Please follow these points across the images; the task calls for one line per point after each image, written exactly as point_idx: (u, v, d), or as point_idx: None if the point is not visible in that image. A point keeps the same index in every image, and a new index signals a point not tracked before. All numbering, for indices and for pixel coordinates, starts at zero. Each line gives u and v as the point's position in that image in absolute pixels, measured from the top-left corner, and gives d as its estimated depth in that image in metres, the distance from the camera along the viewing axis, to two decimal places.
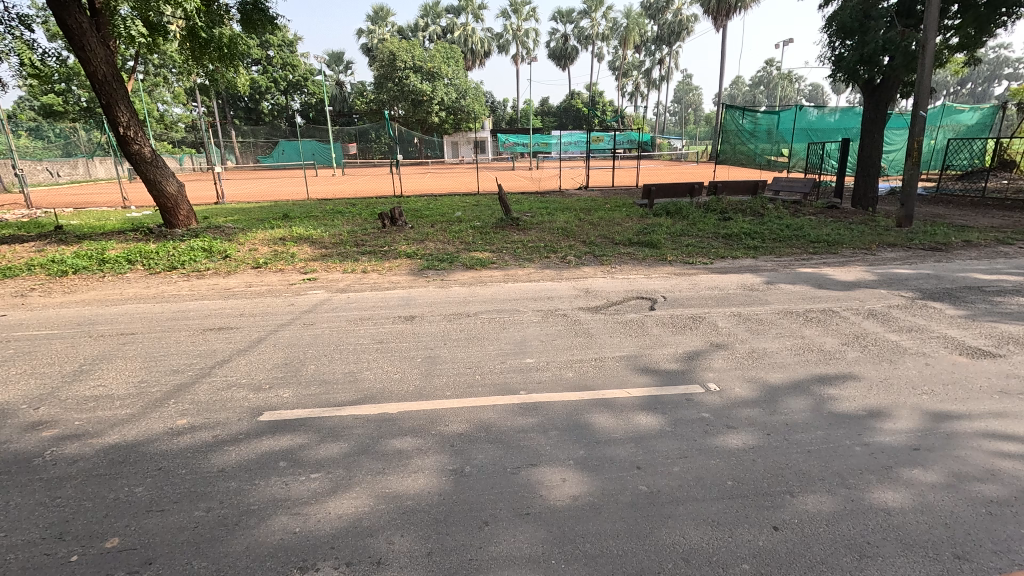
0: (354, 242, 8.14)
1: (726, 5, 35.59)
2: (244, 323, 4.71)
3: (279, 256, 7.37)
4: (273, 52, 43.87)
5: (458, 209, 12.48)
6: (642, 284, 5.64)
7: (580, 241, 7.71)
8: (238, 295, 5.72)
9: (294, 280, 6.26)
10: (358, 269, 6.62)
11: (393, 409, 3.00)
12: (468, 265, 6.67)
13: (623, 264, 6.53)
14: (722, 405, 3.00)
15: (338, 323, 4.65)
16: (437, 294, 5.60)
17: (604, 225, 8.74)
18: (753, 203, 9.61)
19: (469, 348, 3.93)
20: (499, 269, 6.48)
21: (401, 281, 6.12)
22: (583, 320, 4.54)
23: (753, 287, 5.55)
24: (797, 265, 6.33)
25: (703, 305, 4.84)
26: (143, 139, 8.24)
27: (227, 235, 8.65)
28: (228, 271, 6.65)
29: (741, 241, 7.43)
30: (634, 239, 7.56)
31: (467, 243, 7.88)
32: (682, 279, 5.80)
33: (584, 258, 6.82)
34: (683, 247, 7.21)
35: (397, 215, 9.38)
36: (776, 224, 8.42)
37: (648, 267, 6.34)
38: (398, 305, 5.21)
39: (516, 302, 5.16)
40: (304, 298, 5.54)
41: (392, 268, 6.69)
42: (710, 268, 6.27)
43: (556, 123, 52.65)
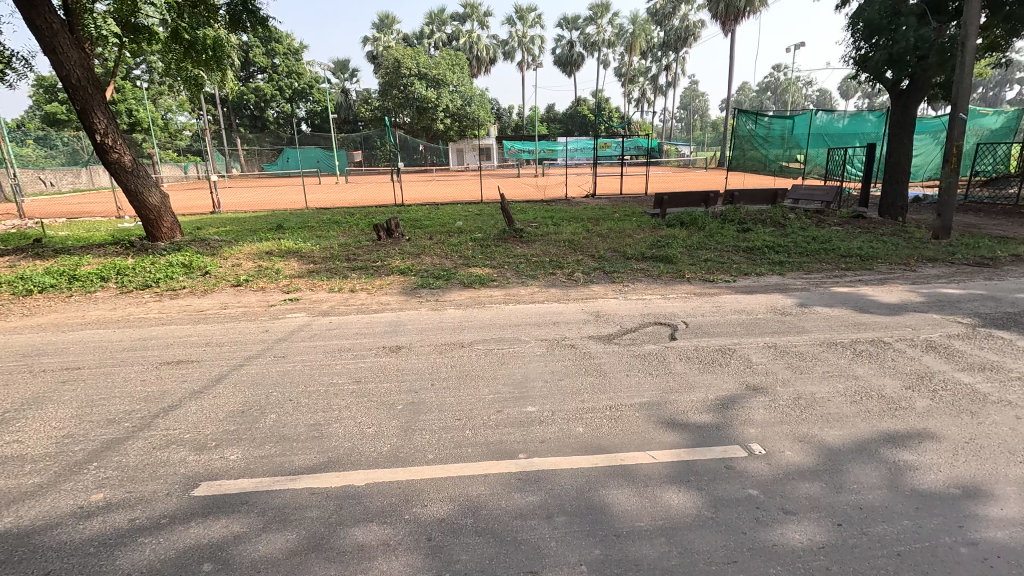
0: (344, 257, 7.59)
1: (735, 10, 35.07)
2: (208, 355, 4.15)
3: (263, 272, 6.84)
4: (278, 61, 45.25)
5: (460, 219, 11.97)
6: (660, 307, 5.04)
7: (588, 255, 7.13)
8: (209, 318, 5.18)
9: (273, 301, 5.69)
10: (345, 288, 6.07)
11: (360, 481, 2.41)
12: (466, 283, 6.10)
13: (636, 282, 5.94)
14: (772, 477, 2.38)
15: (313, 355, 4.07)
16: (429, 318, 5.03)
17: (614, 237, 8.15)
18: (773, 213, 8.99)
19: (460, 391, 3.33)
20: (500, 287, 5.92)
21: (392, 303, 5.55)
22: (595, 353, 3.94)
23: (784, 310, 4.93)
24: (830, 284, 5.72)
25: (732, 334, 4.22)
26: (123, 148, 7.78)
27: (212, 249, 8.14)
28: (205, 291, 6.12)
29: (765, 255, 6.81)
30: (648, 254, 6.96)
31: (466, 258, 7.31)
32: (703, 300, 5.20)
33: (593, 275, 6.24)
34: (701, 262, 6.60)
35: (393, 226, 8.83)
36: (800, 236, 7.80)
37: (663, 286, 5.74)
38: (385, 331, 4.64)
39: (517, 328, 4.57)
40: (281, 322, 4.99)
41: (383, 286, 6.12)
42: (732, 288, 5.68)
43: (561, 129, 52.45)
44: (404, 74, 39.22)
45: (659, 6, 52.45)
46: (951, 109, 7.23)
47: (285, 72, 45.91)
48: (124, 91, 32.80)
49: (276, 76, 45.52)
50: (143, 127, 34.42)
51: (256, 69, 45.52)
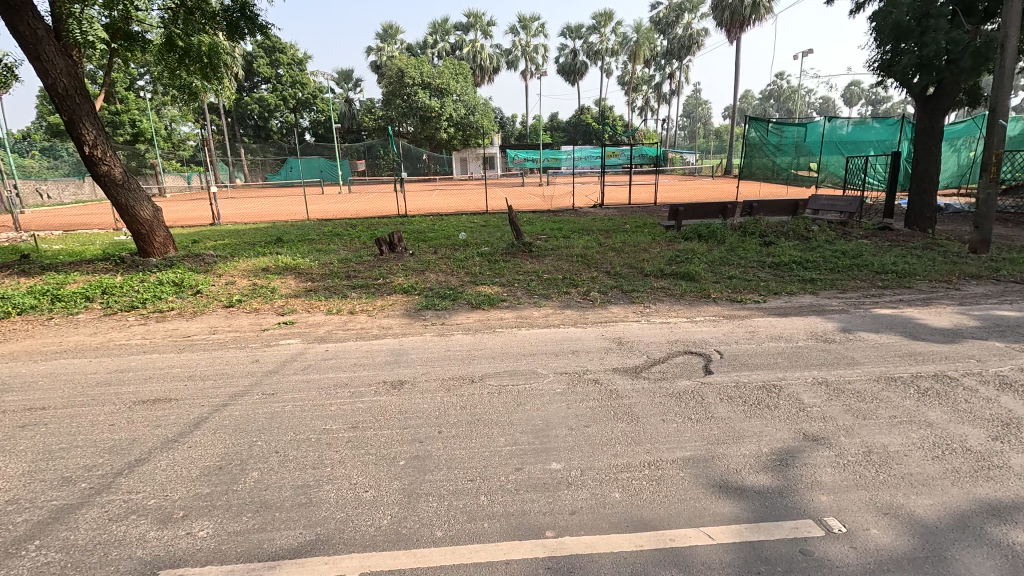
0: (345, 273, 7.20)
1: (740, 18, 34.76)
2: (189, 391, 3.71)
3: (257, 291, 6.44)
4: (282, 71, 45.49)
5: (464, 231, 11.58)
6: (688, 333, 4.60)
7: (603, 272, 6.69)
8: (196, 345, 4.76)
9: (266, 325, 5.28)
10: (345, 309, 5.66)
11: (352, 571, 1.96)
12: (473, 304, 5.67)
13: (658, 302, 5.51)
14: (863, 568, 1.92)
15: (306, 392, 3.64)
16: (435, 344, 4.59)
17: (629, 252, 7.73)
18: (795, 225, 8.55)
19: (471, 441, 2.89)
20: (511, 309, 5.50)
21: (395, 326, 5.12)
22: (622, 392, 3.49)
23: (826, 335, 4.49)
24: (870, 305, 5.27)
25: (773, 367, 3.78)
26: (113, 160, 7.44)
27: (206, 265, 7.77)
28: (194, 313, 5.71)
29: (793, 271, 6.38)
30: (667, 270, 6.54)
31: (473, 274, 6.90)
32: (735, 324, 4.76)
33: (610, 294, 5.82)
34: (726, 279, 6.17)
35: (396, 240, 8.44)
36: (827, 250, 7.35)
37: (688, 308, 5.31)
38: (387, 361, 4.22)
39: (532, 359, 4.13)
40: (273, 351, 4.57)
41: (385, 307, 5.69)
42: (764, 310, 5.23)
43: (565, 138, 52.30)
44: (408, 83, 39.10)
45: (663, 15, 52.44)
46: (989, 115, 6.81)
47: (289, 82, 45.99)
48: (128, 102, 32.80)
49: (280, 86, 45.59)
50: (146, 137, 34.36)
51: (260, 79, 45.60)
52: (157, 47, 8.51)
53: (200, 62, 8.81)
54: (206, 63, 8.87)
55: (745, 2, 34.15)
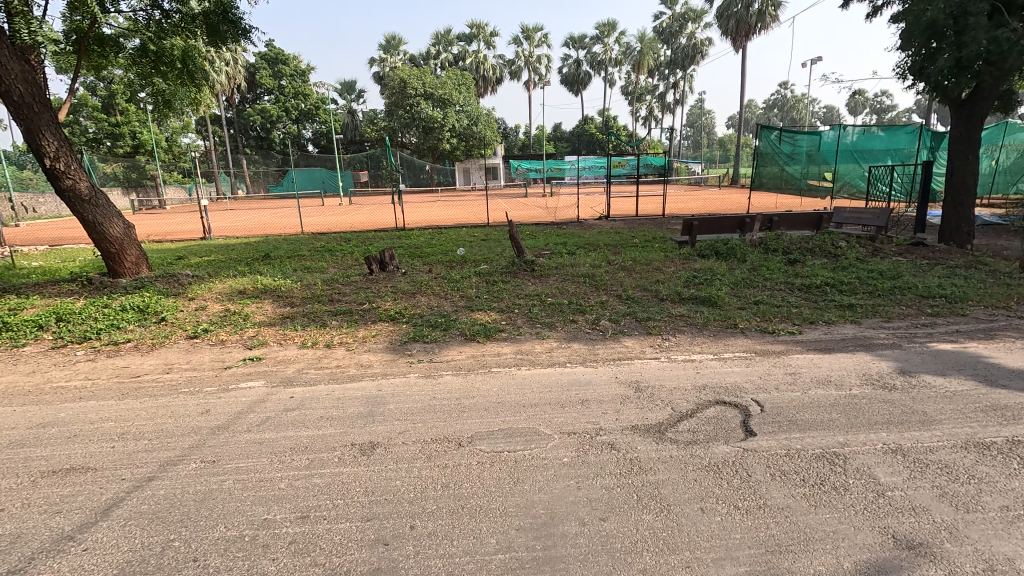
0: (329, 296, 6.57)
1: (746, 26, 34.31)
2: (114, 457, 3.03)
3: (228, 319, 5.80)
4: (285, 82, 45.48)
5: (463, 246, 10.99)
6: (717, 377, 3.90)
7: (613, 295, 6.02)
8: (143, 388, 4.09)
9: (229, 362, 4.61)
10: (321, 341, 5.00)
11: None
12: (466, 336, 4.99)
13: (676, 334, 4.84)
14: None
15: (256, 459, 2.95)
16: (419, 388, 3.92)
17: (640, 271, 7.07)
18: (821, 241, 7.86)
19: (450, 544, 2.19)
20: (509, 341, 4.82)
21: (376, 363, 4.46)
22: (645, 462, 2.78)
23: (882, 378, 3.78)
24: (925, 338, 4.57)
25: (832, 426, 3.07)
26: (79, 174, 6.87)
27: (180, 287, 7.14)
28: (152, 345, 5.07)
29: (828, 295, 5.68)
30: (685, 294, 5.86)
31: (468, 297, 6.24)
32: (772, 364, 4.07)
33: (622, 323, 5.15)
34: (753, 305, 5.48)
35: (387, 258, 7.81)
36: (861, 269, 6.66)
37: (713, 341, 4.62)
38: (361, 412, 3.54)
39: (532, 410, 3.44)
40: (230, 397, 3.89)
41: (368, 339, 5.03)
42: (802, 344, 4.52)
43: (568, 148, 52.01)
44: (411, 94, 38.78)
45: (666, 25, 52.22)
46: None
47: (291, 93, 45.91)
48: (129, 114, 32.64)
49: (283, 97, 45.53)
50: (147, 149, 34.09)
51: (263, 90, 45.55)
52: (130, 55, 7.95)
53: (175, 68, 8.22)
54: (181, 69, 8.28)
55: (751, 10, 33.72)
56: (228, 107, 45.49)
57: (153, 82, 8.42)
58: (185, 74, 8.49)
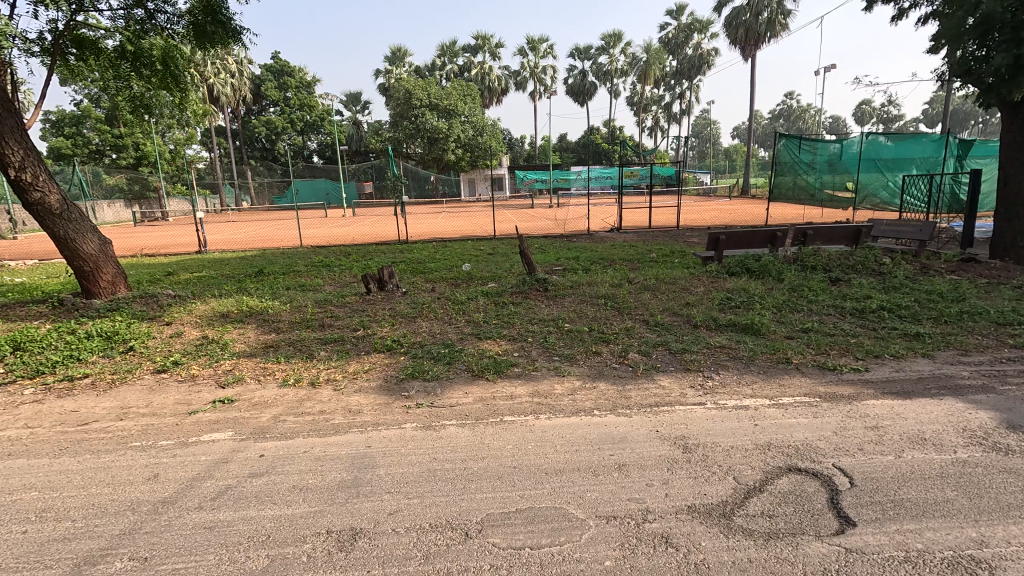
0: (320, 319, 5.92)
1: (755, 34, 33.90)
2: (19, 551, 2.33)
3: (204, 348, 5.14)
4: (291, 94, 45.48)
5: (468, 261, 10.35)
6: (782, 432, 3.17)
7: (639, 321, 5.33)
8: (86, 441, 3.41)
9: (194, 406, 3.92)
10: (304, 379, 4.32)
11: None
12: (473, 372, 4.30)
13: (718, 371, 4.14)
14: None
15: (199, 559, 2.25)
16: (415, 445, 3.21)
17: (665, 291, 6.39)
18: (863, 257, 7.15)
19: None
20: (524, 379, 4.13)
21: (368, 406, 3.78)
22: (716, 569, 2.07)
23: (992, 435, 3.04)
24: (1020, 378, 3.83)
25: (954, 515, 2.33)
26: (49, 185, 6.31)
27: (157, 309, 6.50)
28: (111, 382, 4.40)
29: (887, 322, 4.96)
30: (722, 320, 5.17)
31: (476, 322, 5.56)
32: (846, 414, 3.35)
33: (654, 356, 4.46)
34: (803, 335, 4.76)
35: (385, 276, 7.16)
36: (915, 290, 5.94)
37: (766, 381, 3.91)
38: (344, 481, 2.83)
39: (557, 482, 2.74)
40: (187, 455, 3.20)
41: (360, 375, 4.36)
42: (873, 385, 3.80)
43: (574, 158, 51.63)
44: (416, 104, 38.53)
45: (673, 35, 52.05)
46: None
47: (297, 105, 45.84)
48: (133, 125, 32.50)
49: (288, 109, 45.43)
50: (149, 161, 33.82)
51: (268, 102, 45.50)
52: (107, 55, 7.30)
53: (158, 72, 7.59)
54: (165, 73, 7.64)
55: (760, 18, 33.36)
56: (233, 119, 45.45)
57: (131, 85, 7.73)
58: (168, 78, 7.85)
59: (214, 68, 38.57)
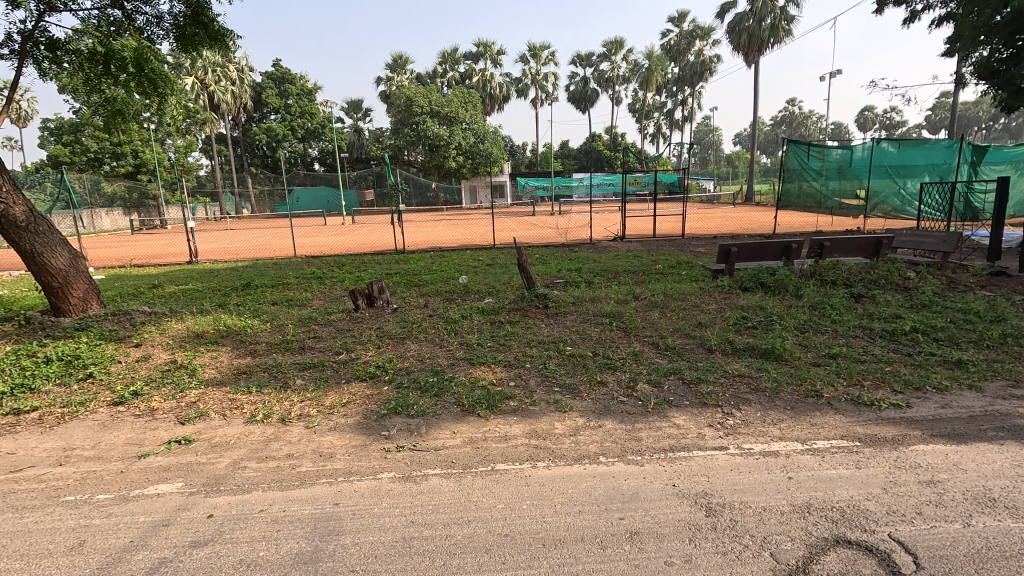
0: (301, 341, 5.47)
1: (758, 40, 33.55)
2: None
3: (170, 375, 4.70)
4: (291, 102, 45.39)
5: (466, 273, 9.92)
6: (822, 488, 2.69)
7: (649, 344, 4.86)
8: (13, 494, 2.95)
9: (146, 447, 3.46)
10: (275, 414, 3.86)
11: None
12: (462, 407, 3.83)
13: (740, 406, 3.67)
14: None
15: None
16: (390, 503, 2.73)
17: (674, 308, 5.93)
18: (885, 272, 6.69)
19: None
20: (520, 416, 3.66)
21: (341, 451, 3.31)
22: None
23: None
24: None
25: None
26: (14, 196, 5.99)
27: (130, 328, 6.07)
28: (60, 416, 3.96)
29: (922, 346, 4.48)
30: (738, 344, 4.70)
31: (469, 344, 5.11)
32: (895, 465, 2.87)
33: (666, 387, 4.00)
34: (830, 362, 4.29)
35: (375, 292, 6.71)
36: (947, 308, 5.47)
37: (795, 420, 3.44)
38: (302, 555, 2.36)
39: (557, 559, 2.25)
40: (123, 515, 2.73)
41: (337, 409, 3.90)
42: (919, 425, 3.32)
43: (576, 165, 51.34)
44: (416, 112, 38.26)
45: (675, 41, 51.89)
46: None
47: (298, 112, 45.68)
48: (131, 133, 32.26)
49: (289, 116, 45.32)
50: (149, 168, 33.58)
51: (269, 109, 45.30)
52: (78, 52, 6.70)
53: (134, 75, 7.07)
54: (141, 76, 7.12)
55: (763, 24, 33.05)
56: (233, 126, 45.27)
57: (104, 87, 7.24)
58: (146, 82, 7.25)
59: (215, 75, 38.45)
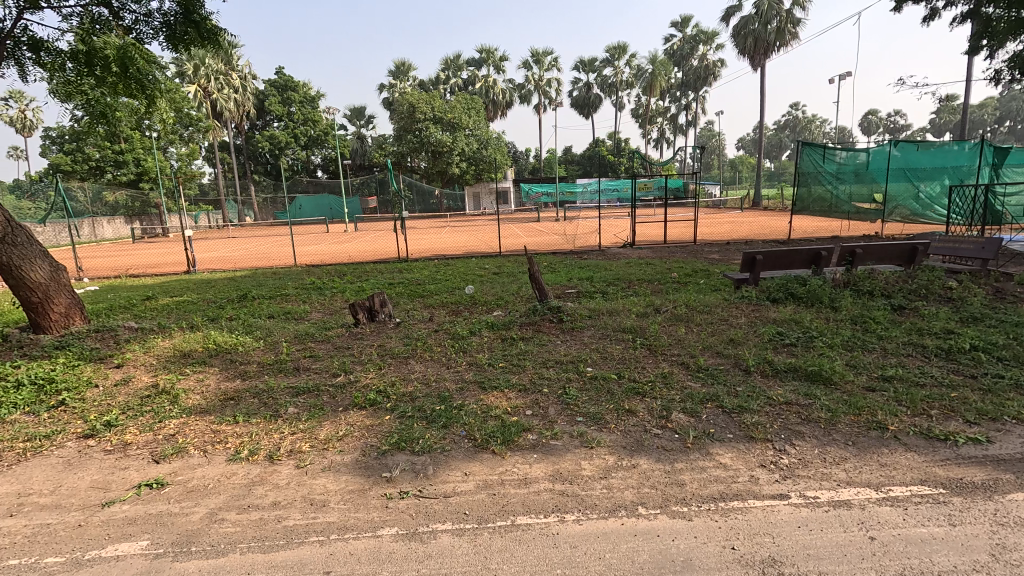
0: (296, 361, 5.03)
1: (764, 43, 33.19)
2: None
3: (149, 402, 4.24)
4: (294, 110, 45.34)
5: (472, 283, 9.49)
6: (916, 554, 2.22)
7: (678, 365, 4.40)
8: None
9: (112, 493, 3.00)
10: (261, 451, 3.39)
11: None
12: (474, 442, 3.36)
13: (793, 441, 3.20)
14: None
15: None
16: (392, 572, 2.27)
17: (701, 323, 5.46)
18: (925, 281, 6.21)
19: None
20: (542, 455, 3.19)
21: (335, 499, 2.85)
22: None
23: None
24: None
25: None
26: None
27: (112, 347, 5.63)
28: (21, 453, 3.49)
29: (986, 369, 4.00)
30: (778, 365, 4.23)
31: (478, 365, 4.66)
32: (999, 524, 2.38)
33: (704, 417, 3.53)
34: (886, 386, 3.81)
35: (376, 305, 6.27)
36: (1001, 321, 4.99)
37: (861, 460, 2.96)
38: None
39: None
40: None
41: (332, 444, 3.44)
42: (1010, 467, 2.83)
43: (580, 171, 50.99)
44: (419, 118, 38.00)
45: (678, 47, 51.75)
46: None
47: (301, 119, 45.59)
48: (133, 141, 32.06)
49: (292, 124, 45.22)
50: (151, 176, 33.29)
51: (272, 117, 45.16)
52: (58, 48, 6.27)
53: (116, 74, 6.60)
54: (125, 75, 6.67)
55: (768, 28, 32.76)
56: (236, 134, 45.19)
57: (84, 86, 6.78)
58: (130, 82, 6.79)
59: (218, 83, 38.39)
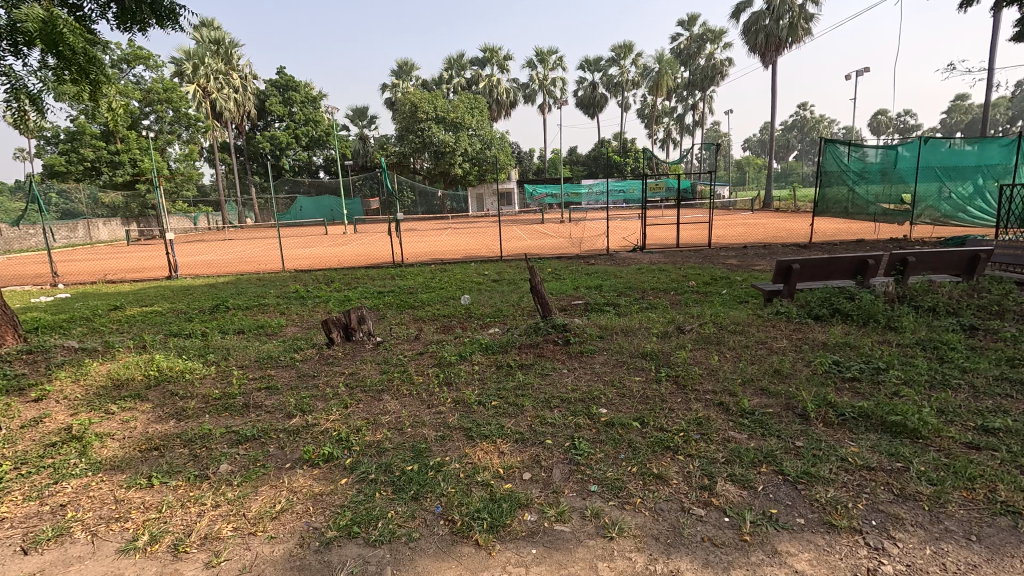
0: (247, 396, 4.16)
1: (775, 40, 32.23)
2: None
3: (49, 455, 3.35)
4: (296, 110, 44.71)
5: (470, 291, 8.63)
6: None
7: (714, 408, 3.50)
8: None
9: None
10: (166, 541, 2.50)
11: None
12: (451, 528, 2.48)
13: (895, 535, 2.30)
14: None
15: None
16: None
17: (734, 349, 4.58)
18: (995, 296, 5.31)
19: None
20: (544, 553, 2.31)
21: None
22: None
23: None
24: None
25: None
26: None
27: (38, 373, 4.77)
28: None
29: None
30: (845, 410, 3.33)
31: (465, 404, 3.78)
32: None
33: (763, 491, 2.63)
34: (1000, 444, 2.90)
35: (353, 323, 5.41)
36: None
37: (1003, 572, 2.06)
38: None
39: None
40: None
41: (263, 526, 2.57)
42: None
43: (585, 172, 50.15)
44: (422, 118, 37.20)
45: (685, 45, 50.90)
46: None
47: (302, 120, 44.95)
48: (129, 141, 31.37)
49: (294, 124, 44.59)
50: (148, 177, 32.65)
51: (274, 117, 44.47)
52: None
53: (46, 51, 5.09)
54: (56, 53, 5.14)
55: (780, 24, 31.80)
56: (237, 135, 44.56)
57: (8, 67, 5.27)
58: (66, 61, 5.28)
59: (218, 83, 37.77)
